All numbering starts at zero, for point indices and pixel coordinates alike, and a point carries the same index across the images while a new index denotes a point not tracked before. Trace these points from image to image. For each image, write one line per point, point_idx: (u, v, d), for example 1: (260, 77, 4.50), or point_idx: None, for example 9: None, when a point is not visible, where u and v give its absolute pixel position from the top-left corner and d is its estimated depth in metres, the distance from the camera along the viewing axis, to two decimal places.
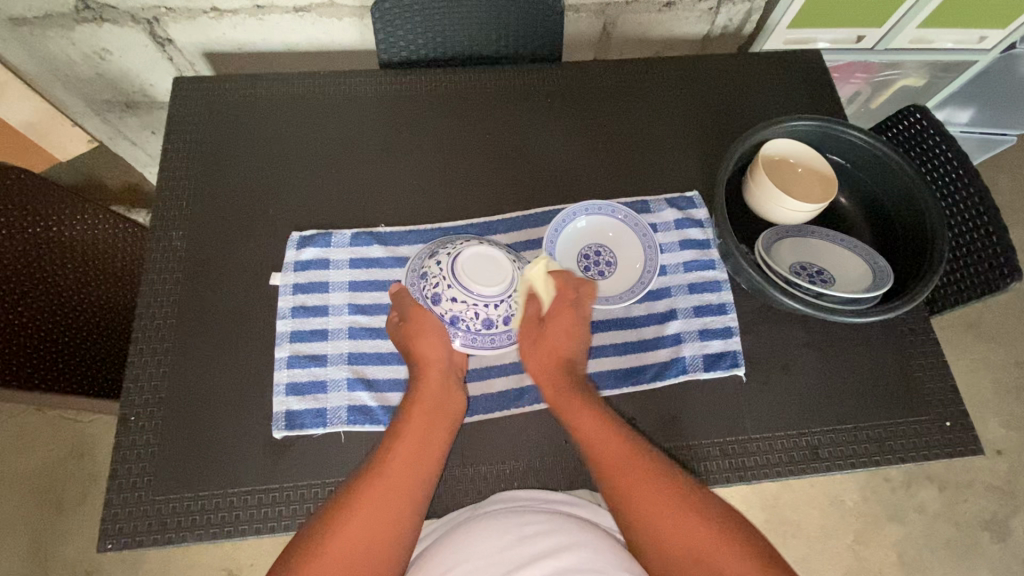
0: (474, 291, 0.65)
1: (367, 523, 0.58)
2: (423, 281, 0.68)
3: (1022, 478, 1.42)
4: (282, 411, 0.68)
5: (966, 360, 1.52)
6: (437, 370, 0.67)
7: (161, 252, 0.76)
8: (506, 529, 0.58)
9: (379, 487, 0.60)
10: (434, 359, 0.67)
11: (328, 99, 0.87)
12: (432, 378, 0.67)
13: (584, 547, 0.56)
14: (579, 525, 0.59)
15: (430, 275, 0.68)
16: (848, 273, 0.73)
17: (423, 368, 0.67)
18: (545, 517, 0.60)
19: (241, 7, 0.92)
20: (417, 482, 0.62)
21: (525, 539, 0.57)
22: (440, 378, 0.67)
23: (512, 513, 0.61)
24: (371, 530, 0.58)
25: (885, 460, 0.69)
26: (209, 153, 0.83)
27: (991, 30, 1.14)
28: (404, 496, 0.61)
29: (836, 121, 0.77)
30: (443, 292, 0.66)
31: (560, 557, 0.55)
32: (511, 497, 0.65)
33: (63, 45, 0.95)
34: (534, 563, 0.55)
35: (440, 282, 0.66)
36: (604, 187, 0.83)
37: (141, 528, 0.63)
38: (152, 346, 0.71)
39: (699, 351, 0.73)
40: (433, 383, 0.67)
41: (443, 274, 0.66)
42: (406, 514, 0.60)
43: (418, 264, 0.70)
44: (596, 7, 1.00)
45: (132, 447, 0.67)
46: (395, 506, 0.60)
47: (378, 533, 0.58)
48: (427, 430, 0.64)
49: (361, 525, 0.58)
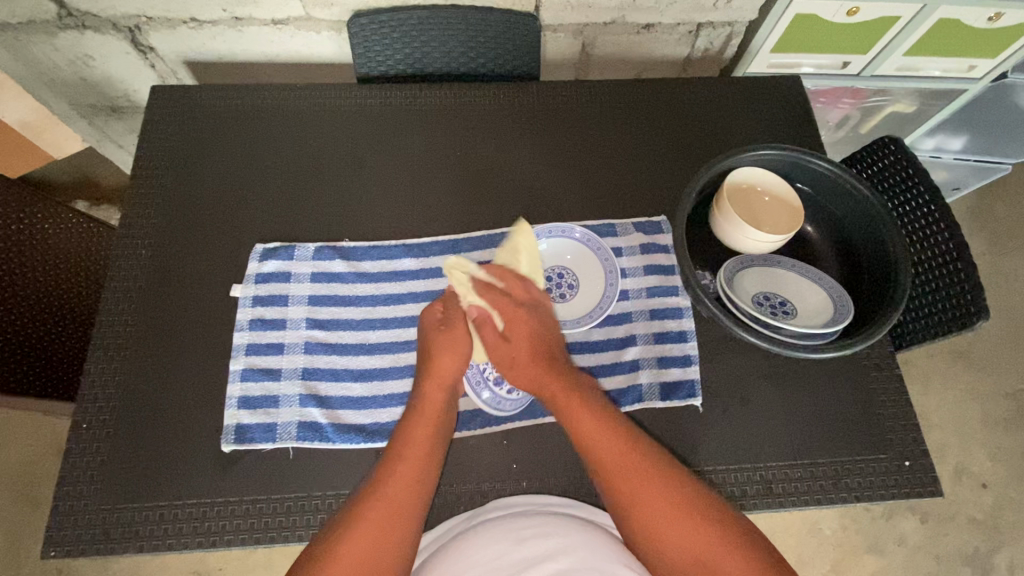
0: (513, 359, 0.69)
1: (374, 537, 0.57)
2: (488, 312, 0.71)
3: (1006, 512, 1.39)
4: (232, 424, 0.68)
5: (954, 389, 1.50)
6: (445, 384, 0.66)
7: (124, 259, 0.77)
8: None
9: (385, 500, 0.59)
10: (446, 372, 0.67)
11: (302, 111, 0.88)
12: (439, 389, 0.66)
13: (577, 550, 0.61)
14: (573, 526, 0.59)
15: (498, 311, 0.71)
16: (808, 305, 0.73)
17: (430, 381, 0.66)
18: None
19: (220, 18, 0.96)
20: (421, 494, 0.60)
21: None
22: (446, 393, 0.66)
23: (506, 519, 0.61)
24: (376, 543, 0.56)
25: (841, 498, 0.68)
26: (179, 162, 0.83)
27: (980, 59, 1.13)
28: (407, 508, 0.59)
29: (804, 151, 0.77)
30: (492, 335, 0.69)
31: (554, 561, 0.60)
32: (506, 501, 0.66)
33: (46, 50, 0.99)
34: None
35: (498, 326, 0.70)
36: (572, 208, 0.83)
37: (83, 537, 0.63)
38: (108, 354, 0.71)
39: (656, 378, 0.72)
40: (438, 397, 0.66)
41: (504, 324, 0.70)
42: (409, 526, 0.59)
43: (488, 291, 0.72)
44: (573, 28, 1.05)
45: (82, 455, 0.67)
46: (399, 514, 0.58)
47: (385, 546, 0.57)
48: (433, 442, 0.63)
49: (370, 541, 0.56)
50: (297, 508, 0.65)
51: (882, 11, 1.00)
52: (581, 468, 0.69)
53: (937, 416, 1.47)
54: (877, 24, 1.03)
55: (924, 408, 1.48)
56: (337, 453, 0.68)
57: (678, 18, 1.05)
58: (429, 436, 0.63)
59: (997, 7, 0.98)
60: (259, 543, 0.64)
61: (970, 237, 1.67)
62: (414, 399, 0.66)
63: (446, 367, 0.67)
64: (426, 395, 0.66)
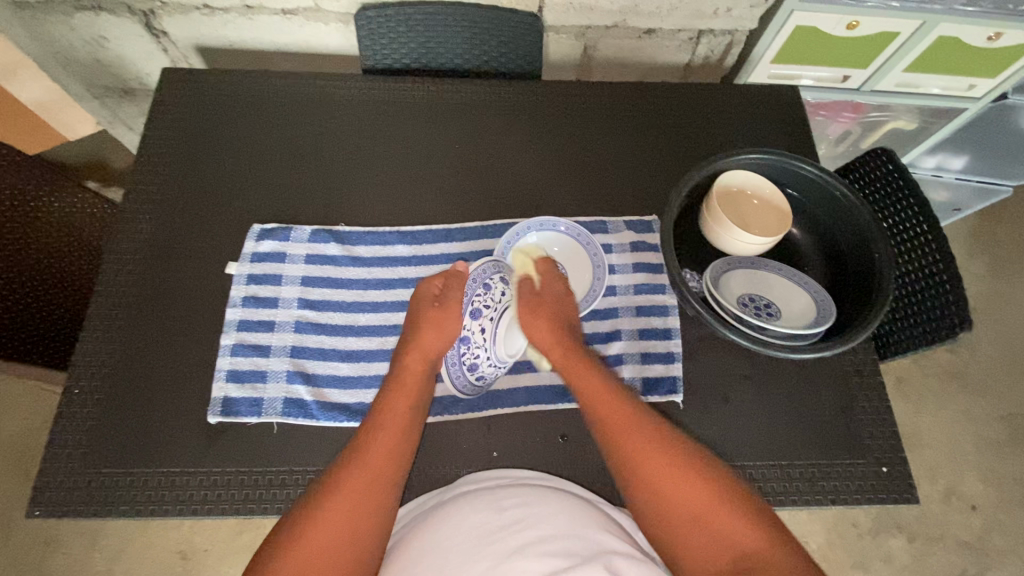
0: (495, 345, 0.71)
1: (353, 507, 0.57)
2: (484, 290, 0.71)
3: (995, 535, 1.38)
4: (220, 397, 0.70)
5: (948, 409, 1.50)
6: (426, 358, 0.68)
7: (124, 233, 0.79)
8: (484, 505, 0.57)
9: (365, 468, 0.59)
10: (429, 347, 0.68)
11: (306, 98, 0.90)
12: (417, 362, 0.68)
13: (558, 518, 0.55)
14: (557, 499, 0.58)
15: (493, 294, 0.72)
16: (793, 308, 0.74)
17: (411, 355, 0.68)
18: (523, 492, 0.59)
19: (233, 6, 1.02)
20: (399, 465, 0.61)
21: (503, 512, 0.56)
22: (425, 367, 0.68)
23: (490, 492, 0.60)
24: (355, 512, 0.57)
25: (816, 500, 0.68)
26: (183, 141, 0.86)
27: (979, 79, 1.14)
28: (387, 478, 0.60)
29: (795, 156, 0.79)
30: (482, 318, 0.71)
31: (535, 529, 0.54)
32: (488, 476, 0.65)
33: (63, 30, 1.05)
34: (516, 533, 0.53)
35: (490, 308, 0.71)
36: (565, 204, 0.84)
37: (68, 498, 0.65)
38: (103, 323, 0.73)
39: (638, 373, 0.73)
40: (418, 371, 0.68)
41: (497, 306, 0.72)
42: (387, 497, 0.59)
43: (485, 272, 0.72)
44: (576, 30, 1.09)
45: (72, 419, 0.68)
46: (375, 484, 0.59)
47: (363, 516, 0.57)
48: (411, 412, 0.65)
49: (349, 506, 0.57)
50: (278, 482, 0.66)
51: (883, 26, 1.01)
52: (559, 458, 0.69)
53: (928, 436, 1.47)
54: (877, 39, 1.04)
55: (916, 427, 1.48)
56: (321, 430, 0.69)
57: (679, 24, 1.09)
58: (408, 408, 0.65)
59: (997, 26, 1.00)
60: (240, 513, 0.65)
61: (971, 258, 1.67)
62: (394, 372, 0.68)
63: (429, 343, 0.68)
64: (407, 368, 0.67)
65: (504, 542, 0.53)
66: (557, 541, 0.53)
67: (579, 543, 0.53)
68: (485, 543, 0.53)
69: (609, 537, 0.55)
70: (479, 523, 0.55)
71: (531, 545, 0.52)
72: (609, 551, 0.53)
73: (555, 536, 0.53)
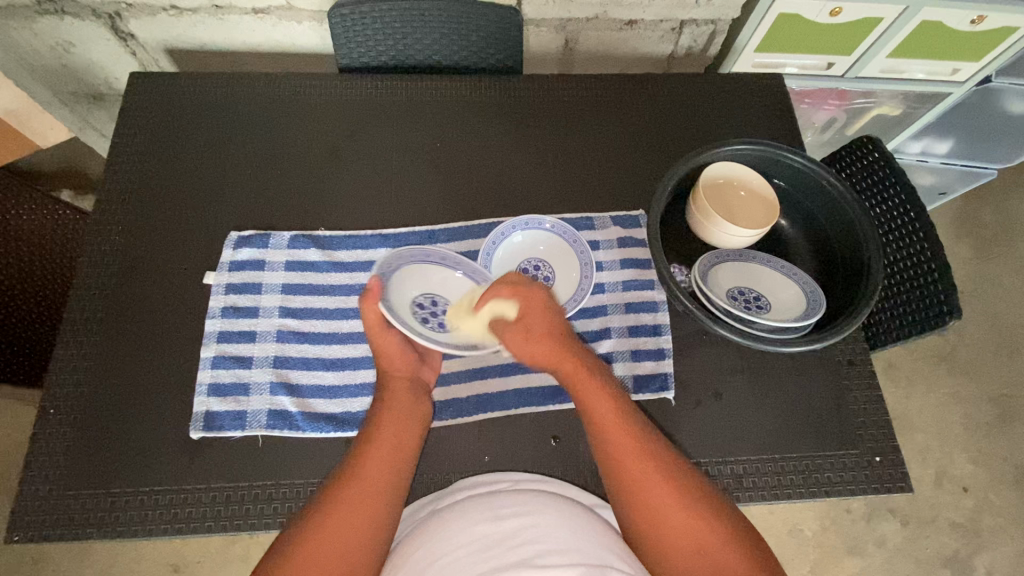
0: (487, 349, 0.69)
1: (341, 522, 0.55)
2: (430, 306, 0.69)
3: (985, 517, 1.39)
4: (201, 412, 0.68)
5: (938, 392, 1.50)
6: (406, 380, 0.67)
7: (97, 245, 0.76)
8: (483, 514, 0.56)
9: (363, 485, 0.58)
10: (399, 366, 0.67)
11: (280, 98, 0.88)
12: (398, 385, 0.66)
13: (557, 531, 0.54)
14: (558, 507, 0.57)
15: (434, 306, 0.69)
16: (782, 301, 0.73)
17: (391, 383, 0.66)
18: (521, 500, 0.57)
19: (201, 6, 1.00)
20: (394, 483, 0.60)
21: (501, 523, 0.55)
22: (411, 388, 0.66)
23: (487, 498, 0.58)
24: (357, 523, 0.55)
25: (810, 493, 0.68)
26: (154, 148, 0.83)
27: (963, 63, 1.14)
28: (385, 492, 0.59)
29: (780, 145, 0.78)
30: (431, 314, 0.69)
31: (534, 543, 0.52)
32: (481, 481, 0.64)
33: (25, 36, 1.02)
34: (514, 549, 0.52)
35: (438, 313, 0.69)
36: (550, 201, 0.83)
37: (48, 523, 0.63)
38: (79, 337, 0.71)
39: (629, 371, 0.72)
40: (404, 395, 0.65)
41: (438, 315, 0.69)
42: (382, 512, 0.57)
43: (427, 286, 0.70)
44: (556, 23, 1.08)
45: (48, 441, 0.66)
46: (367, 504, 0.57)
47: (359, 531, 0.55)
48: (406, 428, 0.63)
49: (341, 527, 0.55)
50: (264, 497, 0.65)
51: (865, 12, 1.01)
52: (551, 461, 0.68)
53: (918, 419, 1.48)
54: (860, 25, 1.04)
55: (906, 412, 1.48)
56: (306, 443, 0.68)
57: (661, 14, 1.08)
58: (403, 422, 0.63)
59: (979, 10, 0.99)
60: (226, 530, 0.63)
61: (957, 241, 1.68)
62: (381, 397, 0.65)
63: (394, 363, 0.67)
64: (392, 390, 0.65)
65: (504, 557, 0.51)
66: (557, 555, 0.51)
67: (579, 556, 0.52)
68: (483, 559, 0.52)
69: (609, 552, 0.54)
70: (478, 535, 0.54)
71: (528, 561, 0.51)
72: (606, 565, 0.52)
73: (555, 550, 0.52)
